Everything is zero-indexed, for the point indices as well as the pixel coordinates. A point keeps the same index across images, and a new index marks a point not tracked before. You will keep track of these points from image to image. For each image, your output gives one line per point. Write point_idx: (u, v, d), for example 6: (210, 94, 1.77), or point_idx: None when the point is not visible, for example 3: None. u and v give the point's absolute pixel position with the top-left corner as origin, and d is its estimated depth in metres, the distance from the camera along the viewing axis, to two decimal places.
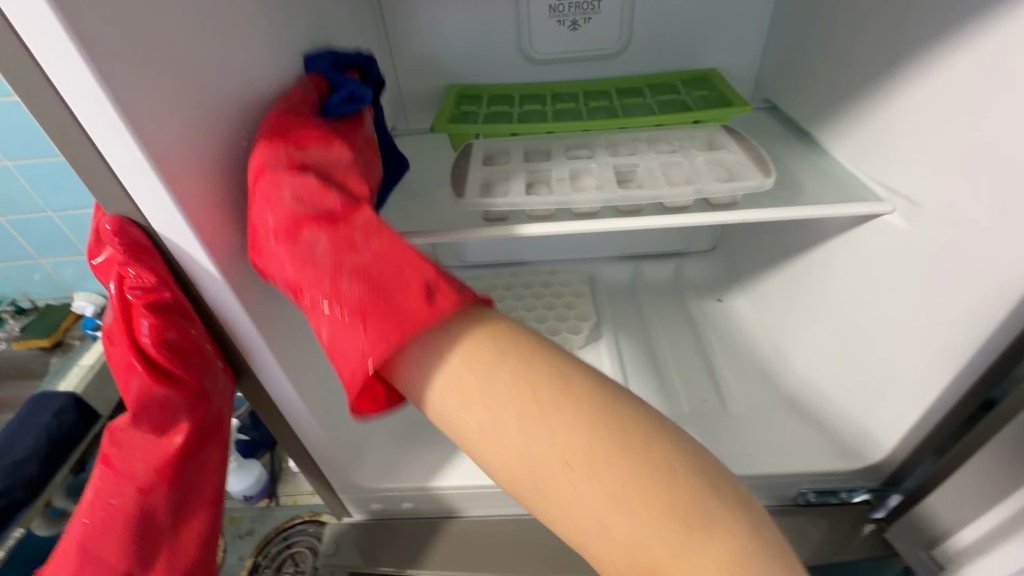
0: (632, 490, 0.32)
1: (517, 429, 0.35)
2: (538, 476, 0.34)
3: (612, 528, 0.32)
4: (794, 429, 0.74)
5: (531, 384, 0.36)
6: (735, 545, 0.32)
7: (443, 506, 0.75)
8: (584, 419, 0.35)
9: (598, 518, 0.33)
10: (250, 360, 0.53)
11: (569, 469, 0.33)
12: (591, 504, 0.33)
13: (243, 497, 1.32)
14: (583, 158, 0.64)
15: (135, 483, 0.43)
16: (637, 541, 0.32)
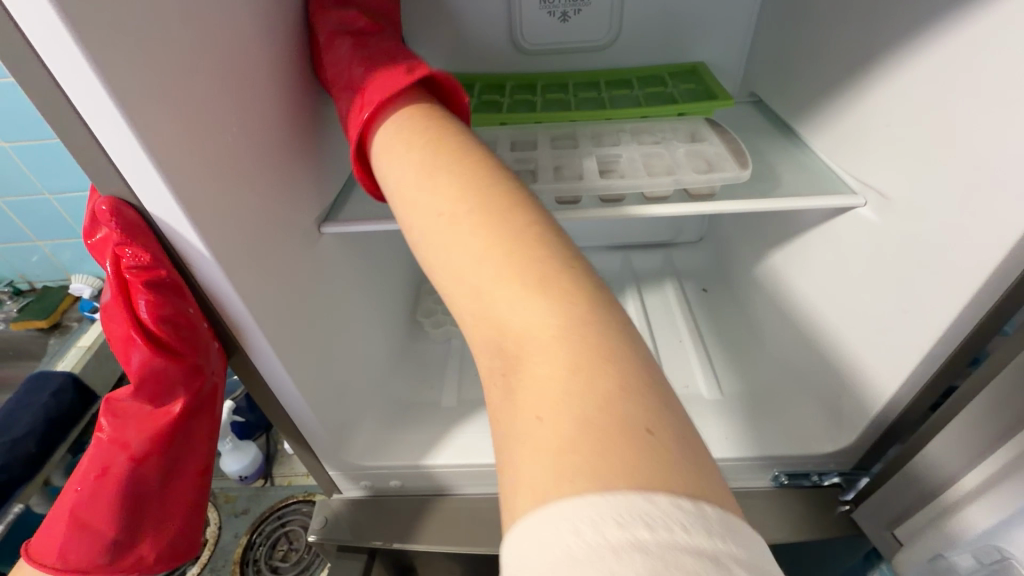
0: (492, 253, 0.35)
1: (438, 204, 0.39)
2: (448, 241, 0.37)
3: (493, 292, 0.34)
4: (769, 414, 0.76)
5: (434, 150, 0.42)
6: (565, 313, 0.31)
7: (433, 485, 0.77)
8: (465, 178, 0.39)
9: (484, 276, 0.34)
10: (241, 339, 0.55)
11: (474, 233, 0.36)
12: (480, 262, 0.35)
13: (238, 477, 1.35)
14: (569, 149, 0.66)
15: (130, 454, 0.46)
16: (479, 277, 0.35)
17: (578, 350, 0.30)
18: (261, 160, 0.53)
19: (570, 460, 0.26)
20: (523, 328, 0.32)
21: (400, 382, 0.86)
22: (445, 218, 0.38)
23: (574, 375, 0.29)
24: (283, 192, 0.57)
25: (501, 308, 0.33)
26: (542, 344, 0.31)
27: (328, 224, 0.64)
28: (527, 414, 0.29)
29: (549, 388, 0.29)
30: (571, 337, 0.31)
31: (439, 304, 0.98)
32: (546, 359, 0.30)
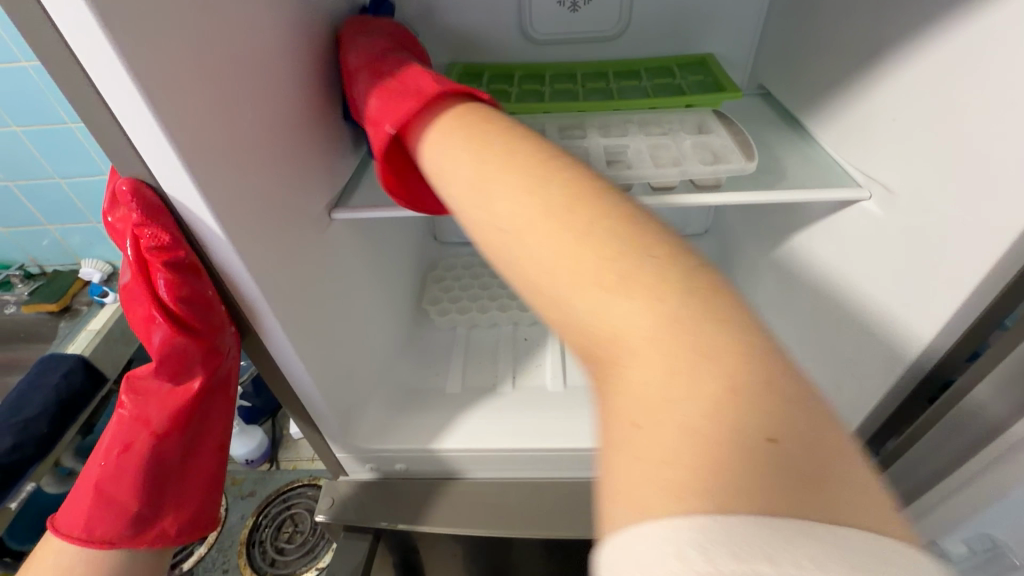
0: (569, 256, 0.32)
1: (510, 194, 0.36)
2: (524, 232, 0.35)
3: (582, 286, 0.31)
4: None
5: (488, 155, 0.39)
6: (658, 309, 0.29)
7: (446, 468, 0.80)
8: (528, 178, 0.37)
9: (568, 269, 0.32)
10: (254, 320, 0.56)
11: (554, 225, 0.34)
12: (563, 254, 0.32)
13: (244, 460, 1.37)
14: (577, 139, 0.66)
15: (151, 428, 0.48)
16: (561, 282, 0.32)
17: (679, 350, 0.27)
18: (275, 146, 0.54)
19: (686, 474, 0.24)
20: (617, 327, 0.29)
21: (406, 367, 0.88)
22: (520, 209, 0.36)
23: (684, 378, 0.27)
24: (295, 177, 0.58)
25: (591, 302, 0.30)
26: (639, 346, 0.28)
27: (339, 210, 0.65)
28: (626, 419, 0.27)
29: (654, 393, 0.27)
30: (672, 333, 0.28)
31: (444, 292, 0.99)
32: (643, 369, 0.28)
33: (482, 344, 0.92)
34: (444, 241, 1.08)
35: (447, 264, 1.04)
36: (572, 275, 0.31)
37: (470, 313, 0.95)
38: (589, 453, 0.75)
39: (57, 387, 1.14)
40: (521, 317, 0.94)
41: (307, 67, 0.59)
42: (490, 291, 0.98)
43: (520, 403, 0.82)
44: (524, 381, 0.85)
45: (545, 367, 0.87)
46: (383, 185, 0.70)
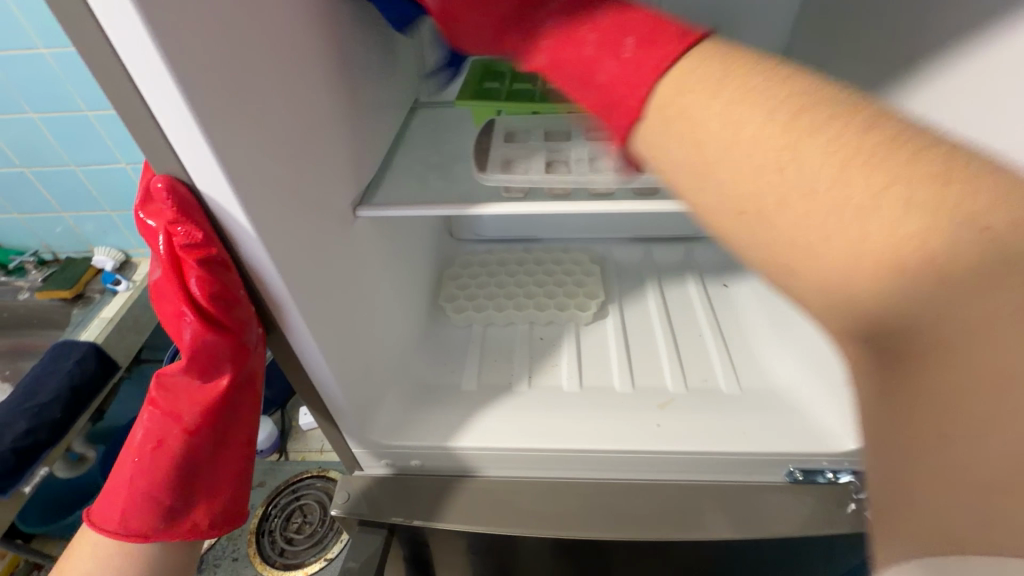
0: (874, 224, 0.27)
1: (784, 151, 0.30)
2: (818, 209, 0.29)
3: (906, 275, 0.26)
4: (788, 410, 0.77)
5: (753, 94, 0.31)
6: (995, 297, 0.25)
7: (459, 466, 0.80)
8: (807, 127, 0.30)
9: (887, 252, 0.27)
10: (278, 316, 0.57)
11: (869, 204, 0.28)
12: (895, 236, 0.27)
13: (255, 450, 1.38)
14: (603, 140, 0.66)
15: (181, 423, 0.49)
16: (856, 256, 0.28)
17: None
18: (304, 142, 0.54)
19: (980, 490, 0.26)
20: (945, 315, 0.26)
21: (422, 364, 0.88)
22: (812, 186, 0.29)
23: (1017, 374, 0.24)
24: (322, 173, 0.58)
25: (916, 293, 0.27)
26: (975, 348, 0.25)
27: (363, 207, 0.65)
28: (916, 424, 0.27)
29: (945, 405, 0.26)
30: (1019, 328, 0.24)
31: (461, 289, 0.99)
32: (974, 369, 0.25)
33: (498, 342, 0.92)
34: (460, 238, 1.08)
35: (464, 262, 1.04)
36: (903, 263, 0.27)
37: (486, 311, 0.95)
38: (603, 454, 0.75)
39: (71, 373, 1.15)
40: (538, 316, 0.93)
41: (335, 62, 0.59)
42: (507, 289, 0.98)
43: (536, 402, 0.81)
44: (540, 381, 0.85)
45: (561, 367, 0.87)
46: (406, 182, 0.70)
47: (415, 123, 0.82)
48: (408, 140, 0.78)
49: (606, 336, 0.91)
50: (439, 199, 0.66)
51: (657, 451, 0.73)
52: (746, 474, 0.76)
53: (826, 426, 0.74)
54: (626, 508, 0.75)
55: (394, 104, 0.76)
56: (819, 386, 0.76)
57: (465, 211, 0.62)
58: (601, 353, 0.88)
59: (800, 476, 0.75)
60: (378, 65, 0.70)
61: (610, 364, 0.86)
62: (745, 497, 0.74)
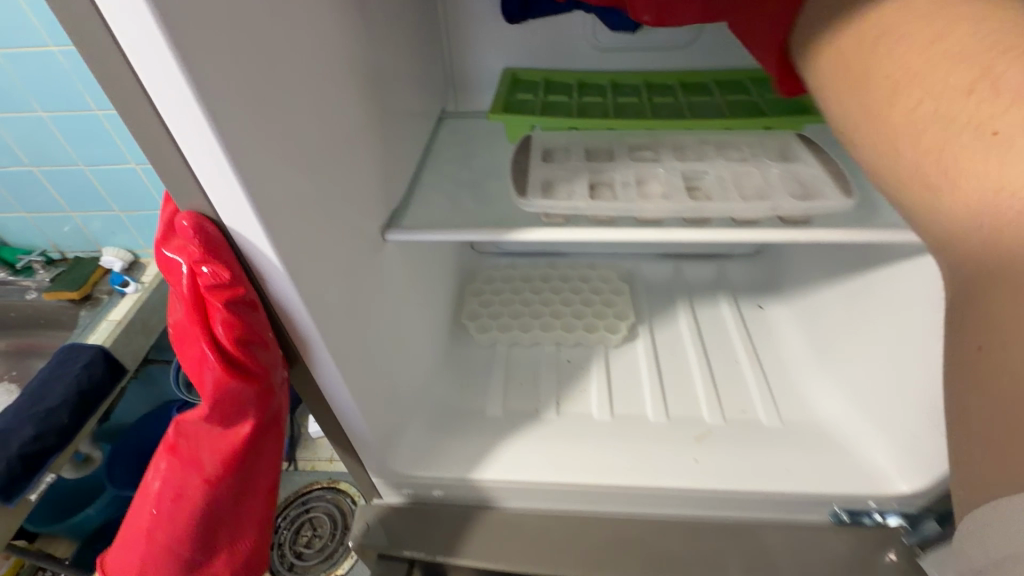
0: (925, 123, 0.33)
1: (903, 57, 0.35)
2: (904, 111, 0.34)
3: (955, 169, 0.31)
4: (832, 446, 0.73)
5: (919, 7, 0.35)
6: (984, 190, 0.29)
7: (481, 496, 0.76)
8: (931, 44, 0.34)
9: (940, 150, 0.32)
10: (303, 351, 0.53)
11: (946, 110, 0.32)
12: (951, 137, 0.31)
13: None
14: (649, 161, 0.61)
15: (203, 473, 0.46)
16: (902, 139, 0.34)
17: (996, 228, 0.29)
18: (333, 165, 0.50)
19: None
20: (994, 220, 0.29)
21: (445, 386, 0.84)
22: (911, 104, 0.34)
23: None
24: (351, 197, 0.54)
25: (959, 188, 0.30)
26: (957, 217, 0.31)
27: (392, 230, 0.61)
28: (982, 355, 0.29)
29: (978, 270, 0.30)
30: (994, 217, 0.29)
31: (483, 306, 0.95)
32: (960, 228, 0.31)
33: (523, 364, 0.88)
34: (482, 251, 1.04)
35: (486, 277, 1.00)
36: (955, 160, 0.31)
37: (511, 331, 0.91)
38: (637, 489, 0.71)
39: (78, 376, 1.10)
40: (565, 337, 0.89)
41: (365, 78, 0.55)
42: (532, 308, 0.94)
43: (565, 432, 0.77)
44: (568, 409, 0.81)
45: (590, 394, 0.83)
46: (435, 202, 0.66)
47: (442, 136, 0.78)
48: (436, 155, 0.74)
49: (636, 360, 0.87)
50: (471, 222, 0.62)
51: (695, 489, 0.69)
52: (786, 513, 0.72)
53: (877, 466, 0.69)
54: (659, 548, 0.71)
55: (423, 117, 0.72)
56: (864, 424, 0.72)
57: (501, 238, 0.58)
58: (632, 379, 0.84)
59: (845, 517, 0.70)
60: (408, 78, 0.66)
61: (642, 391, 0.82)
62: (786, 539, 0.70)
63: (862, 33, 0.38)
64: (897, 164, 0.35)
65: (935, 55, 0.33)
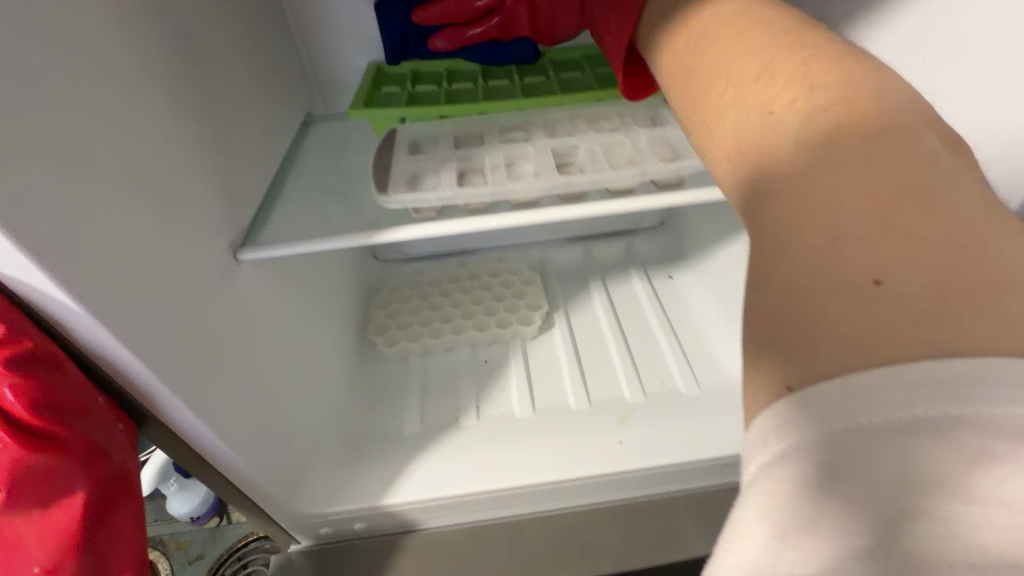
0: (749, 120, 0.33)
1: (739, 67, 0.36)
2: (716, 106, 0.36)
3: (729, 110, 0.35)
4: (746, 403, 0.74)
5: (745, 28, 0.38)
6: (804, 173, 0.28)
7: (401, 521, 0.70)
8: (755, 58, 0.35)
9: (723, 107, 0.35)
10: (152, 405, 0.46)
11: (717, 76, 0.37)
12: (736, 101, 0.34)
13: (189, 519, 1.13)
14: (519, 141, 0.58)
15: (35, 563, 0.38)
16: (736, 132, 0.33)
17: (808, 214, 0.26)
18: (154, 186, 0.43)
19: (781, 335, 0.24)
20: (807, 224, 0.26)
21: (356, 410, 0.78)
22: (725, 115, 0.35)
23: (773, 205, 0.28)
24: (188, 220, 0.47)
25: (718, 132, 0.35)
26: (788, 192, 0.28)
27: (245, 249, 0.54)
28: (749, 280, 0.28)
29: (813, 282, 0.25)
30: (826, 202, 0.26)
31: (391, 317, 0.90)
32: (816, 218, 0.26)
33: (438, 371, 0.83)
34: (386, 260, 0.99)
35: (391, 286, 0.95)
36: (728, 116, 0.35)
37: (422, 339, 0.86)
38: (565, 482, 0.68)
39: None
40: (479, 337, 0.85)
41: (187, 86, 0.49)
42: (442, 311, 0.90)
43: (486, 435, 0.73)
44: (488, 411, 0.77)
45: (510, 391, 0.79)
46: (300, 214, 0.60)
47: (310, 144, 0.72)
48: (302, 164, 0.68)
49: (554, 349, 0.85)
50: (339, 230, 0.57)
51: (624, 471, 0.68)
52: (714, 478, 0.72)
53: None
54: (602, 539, 0.68)
55: (280, 124, 0.66)
56: None
57: (372, 241, 0.54)
58: (551, 368, 0.82)
59: None
60: (252, 84, 0.60)
61: (561, 379, 0.80)
62: (711, 503, 0.71)
63: (722, 30, 0.39)
64: (693, 93, 0.40)
65: (728, 56, 0.37)
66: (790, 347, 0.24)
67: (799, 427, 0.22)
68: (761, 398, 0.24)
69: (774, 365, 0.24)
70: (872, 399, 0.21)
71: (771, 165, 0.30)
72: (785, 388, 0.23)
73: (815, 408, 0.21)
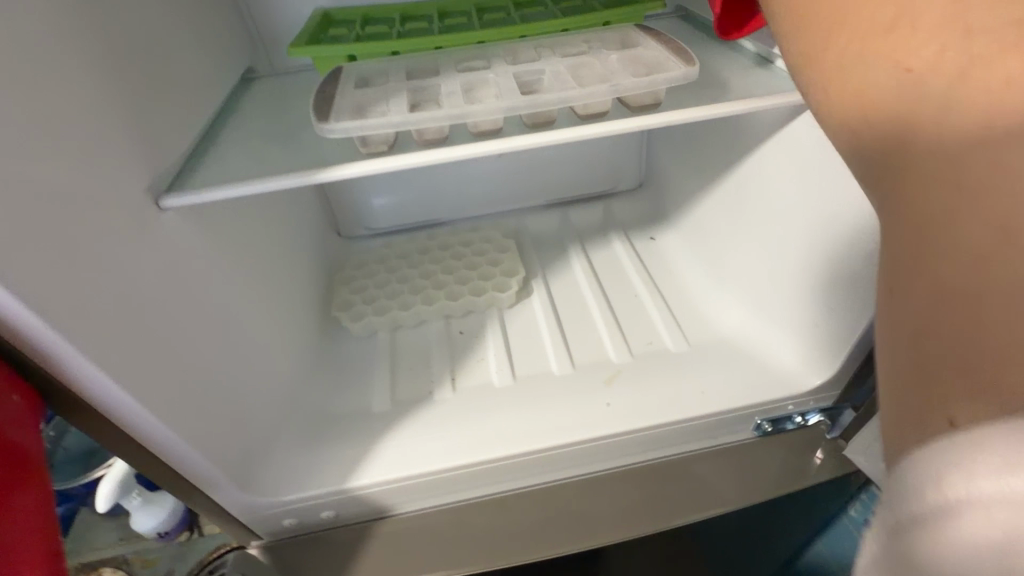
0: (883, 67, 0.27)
1: None
2: (827, 38, 0.29)
3: (843, 54, 0.28)
4: (741, 356, 0.69)
5: None
6: (967, 147, 0.23)
7: (374, 507, 0.63)
8: None
9: (840, 42, 0.29)
10: (56, 369, 0.39)
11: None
12: (862, 38, 0.28)
13: (157, 534, 0.99)
14: (478, 70, 0.53)
15: None
16: (860, 80, 0.28)
17: (974, 204, 0.23)
18: (41, 107, 0.37)
19: (946, 355, 0.22)
20: (972, 218, 0.23)
21: (320, 392, 0.71)
22: (844, 54, 0.28)
23: (924, 187, 0.24)
24: (91, 154, 0.41)
25: (832, 74, 0.29)
26: (942, 173, 0.24)
27: (169, 196, 0.48)
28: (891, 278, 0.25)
29: (980, 293, 0.22)
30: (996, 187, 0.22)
31: (357, 293, 0.83)
32: (985, 213, 0.22)
33: (410, 346, 0.77)
34: (351, 236, 0.92)
35: (357, 262, 0.89)
36: (847, 56, 0.28)
37: (390, 312, 0.80)
38: (550, 450, 0.62)
39: None
40: (452, 308, 0.79)
41: (85, 3, 0.43)
42: (411, 283, 0.84)
43: (463, 407, 0.67)
44: (464, 383, 0.71)
45: (488, 361, 0.74)
46: (235, 161, 0.53)
47: (251, 97, 0.66)
48: (241, 116, 0.62)
49: (533, 316, 0.79)
50: (279, 172, 0.50)
51: (613, 434, 0.62)
52: (710, 438, 0.67)
53: (783, 365, 0.66)
54: (594, 508, 0.63)
55: (214, 72, 0.59)
56: (764, 333, 0.69)
57: (317, 180, 0.48)
58: (531, 334, 0.76)
59: (768, 428, 0.67)
60: (175, 20, 0.54)
61: (542, 345, 0.75)
62: (709, 466, 0.66)
63: None
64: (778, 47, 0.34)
65: None
66: (957, 368, 0.22)
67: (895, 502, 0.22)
68: (918, 433, 0.22)
69: (943, 394, 0.22)
70: (932, 470, 0.21)
71: (913, 135, 0.25)
72: (946, 420, 0.21)
73: (900, 492, 0.22)
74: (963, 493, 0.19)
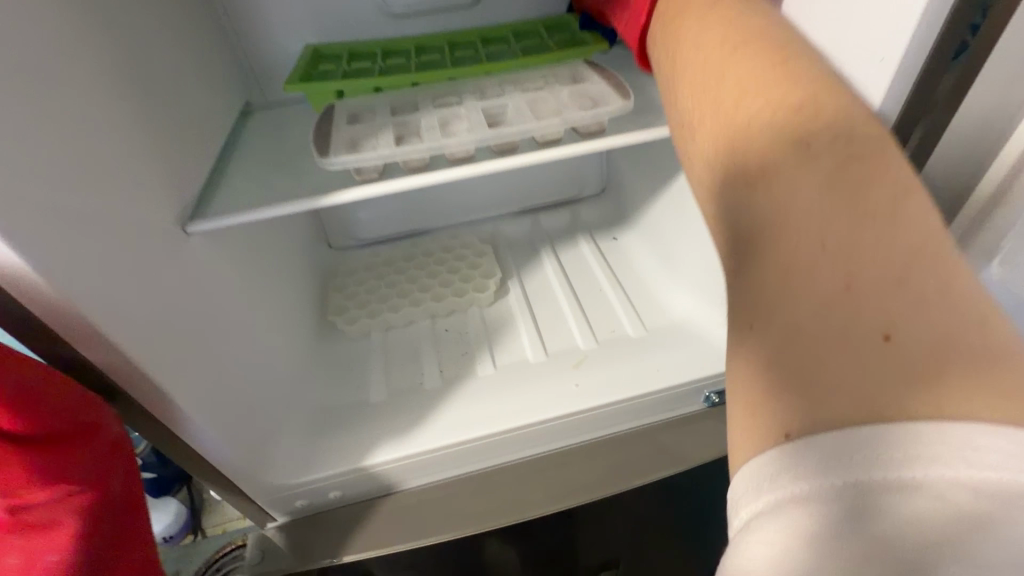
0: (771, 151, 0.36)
1: (759, 88, 0.39)
2: (733, 123, 0.39)
3: (739, 139, 0.38)
4: (691, 339, 0.80)
5: (775, 53, 0.40)
6: (818, 221, 0.32)
7: (382, 484, 0.72)
8: (774, 76, 0.39)
9: (739, 126, 0.39)
10: (119, 374, 0.48)
11: (740, 94, 0.40)
12: (758, 127, 0.37)
13: (163, 539, 1.05)
14: (452, 104, 0.63)
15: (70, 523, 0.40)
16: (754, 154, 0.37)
17: (823, 260, 0.31)
18: (104, 162, 0.46)
19: (794, 371, 0.30)
20: (822, 270, 0.31)
21: (323, 389, 0.80)
22: (740, 136, 0.38)
23: (785, 241, 0.33)
24: (136, 192, 0.49)
25: (727, 150, 0.39)
26: (800, 233, 0.32)
27: (194, 222, 0.57)
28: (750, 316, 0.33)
29: (820, 326, 0.30)
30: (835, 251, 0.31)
31: (348, 298, 0.92)
32: (828, 270, 0.31)
33: (401, 344, 0.86)
34: (340, 246, 1.01)
35: (347, 270, 0.97)
36: (742, 138, 0.38)
37: (382, 315, 0.88)
38: (529, 428, 0.72)
39: None
40: (437, 308, 0.89)
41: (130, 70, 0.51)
42: (399, 288, 0.93)
43: (450, 394, 0.77)
44: (451, 373, 0.80)
45: (472, 354, 0.83)
46: (244, 189, 0.62)
47: (250, 130, 0.74)
48: (244, 147, 0.70)
49: (510, 311, 0.89)
50: (286, 198, 0.59)
51: (582, 410, 0.72)
52: (663, 410, 0.78)
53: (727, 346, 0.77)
54: (567, 475, 0.73)
55: (219, 110, 0.68)
56: (709, 319, 0.80)
57: (317, 203, 0.57)
58: (509, 328, 0.86)
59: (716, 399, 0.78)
60: (191, 71, 0.62)
61: (519, 337, 0.85)
62: (664, 434, 0.77)
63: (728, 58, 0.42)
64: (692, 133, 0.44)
65: (745, 81, 0.40)
66: (791, 386, 0.29)
67: (771, 476, 0.27)
68: (766, 440, 0.28)
69: (785, 408, 0.29)
70: (817, 454, 0.26)
71: (784, 205, 0.33)
72: (785, 432, 0.28)
73: (791, 465, 0.26)
74: (898, 477, 0.24)
